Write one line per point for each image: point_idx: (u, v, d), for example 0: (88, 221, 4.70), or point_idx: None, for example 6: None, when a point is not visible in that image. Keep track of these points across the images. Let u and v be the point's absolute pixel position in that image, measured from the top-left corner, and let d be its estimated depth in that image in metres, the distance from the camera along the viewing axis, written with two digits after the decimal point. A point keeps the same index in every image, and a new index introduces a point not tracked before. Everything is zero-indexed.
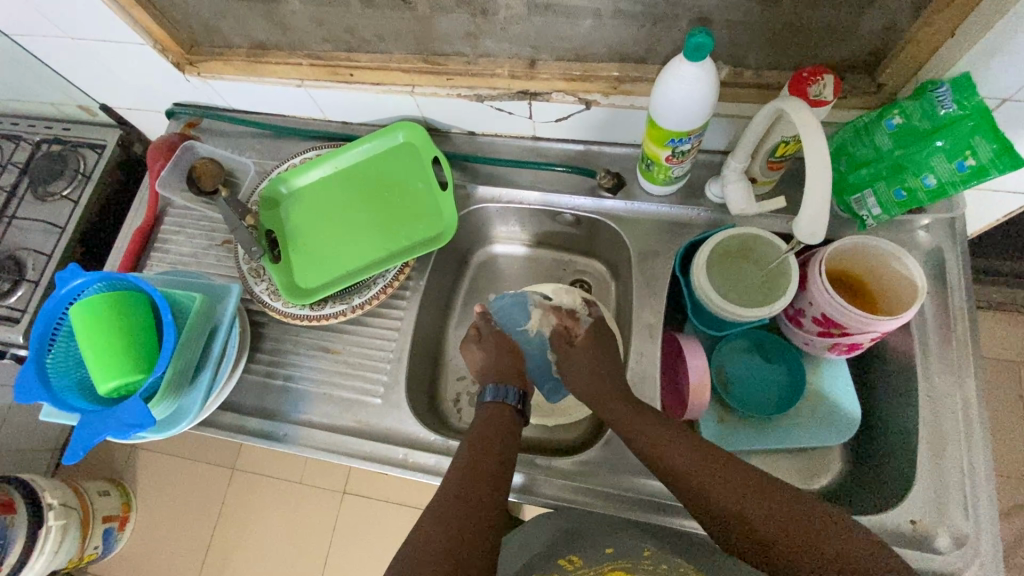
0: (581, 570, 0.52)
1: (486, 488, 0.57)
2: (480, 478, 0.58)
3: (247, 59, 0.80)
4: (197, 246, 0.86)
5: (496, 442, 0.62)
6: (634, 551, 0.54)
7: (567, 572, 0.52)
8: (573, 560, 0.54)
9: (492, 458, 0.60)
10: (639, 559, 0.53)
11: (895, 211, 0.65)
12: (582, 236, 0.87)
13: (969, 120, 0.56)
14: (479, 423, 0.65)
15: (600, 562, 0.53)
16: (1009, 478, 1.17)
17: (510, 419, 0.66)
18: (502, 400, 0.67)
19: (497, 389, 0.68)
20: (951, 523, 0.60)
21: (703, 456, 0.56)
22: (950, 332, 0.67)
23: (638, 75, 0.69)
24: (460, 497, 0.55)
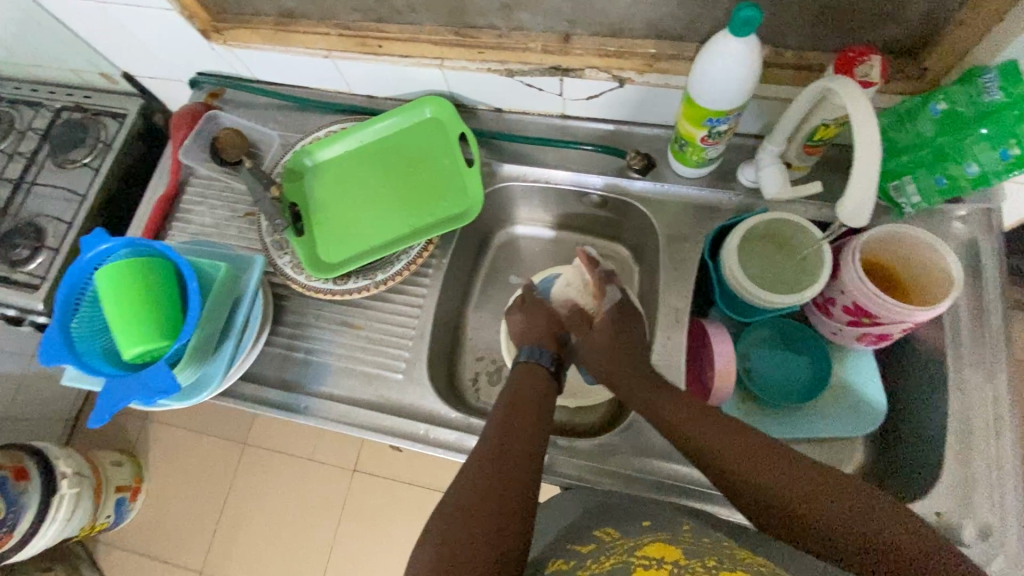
0: (621, 540, 0.49)
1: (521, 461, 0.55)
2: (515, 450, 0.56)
3: (274, 28, 0.79)
4: (219, 217, 0.85)
5: (531, 411, 0.61)
6: (675, 524, 0.51)
7: (606, 542, 0.49)
8: (609, 531, 0.51)
9: (524, 432, 0.58)
10: (679, 531, 0.49)
11: (935, 199, 0.64)
12: (607, 219, 0.86)
13: (1015, 109, 0.54)
14: (509, 391, 0.65)
15: (640, 534, 0.49)
16: None
17: (541, 387, 0.66)
18: (539, 363, 0.68)
19: (537, 350, 0.69)
20: (977, 516, 0.59)
21: (728, 428, 0.56)
22: (983, 326, 0.66)
23: (674, 53, 0.67)
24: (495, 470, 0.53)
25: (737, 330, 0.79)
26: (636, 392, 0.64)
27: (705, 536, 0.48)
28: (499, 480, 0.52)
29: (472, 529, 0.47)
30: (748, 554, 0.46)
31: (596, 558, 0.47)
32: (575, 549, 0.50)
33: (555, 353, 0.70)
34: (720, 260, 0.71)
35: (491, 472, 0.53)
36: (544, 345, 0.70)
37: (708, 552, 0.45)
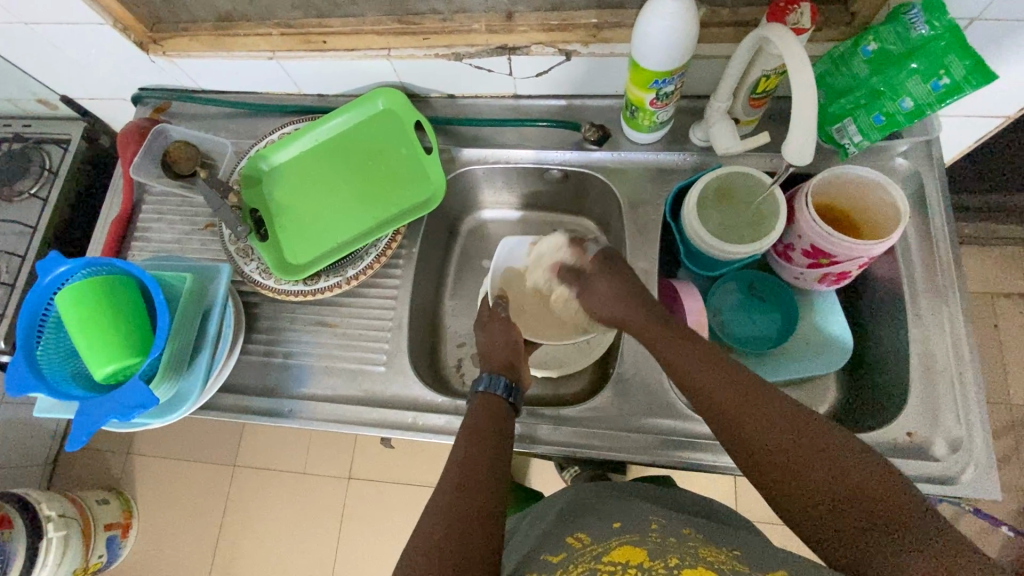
0: (591, 546, 0.49)
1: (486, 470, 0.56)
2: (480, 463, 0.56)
3: (213, 33, 0.78)
4: (179, 231, 0.84)
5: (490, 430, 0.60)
6: (643, 524, 0.52)
7: (576, 550, 0.50)
8: (580, 537, 0.52)
9: (490, 442, 0.59)
10: (646, 532, 0.50)
11: (875, 136, 0.66)
12: (570, 193, 0.88)
13: (941, 40, 0.57)
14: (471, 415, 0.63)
15: (609, 538, 0.51)
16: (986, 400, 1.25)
17: (501, 413, 0.63)
18: (494, 393, 0.65)
19: (490, 380, 0.66)
20: (945, 430, 0.62)
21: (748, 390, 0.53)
22: (933, 253, 0.69)
23: (616, 21, 0.69)
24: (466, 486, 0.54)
25: (707, 286, 0.81)
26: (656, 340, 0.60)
27: (670, 537, 0.50)
28: (471, 488, 0.54)
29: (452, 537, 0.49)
30: (711, 551, 0.47)
31: (565, 568, 0.48)
32: (547, 560, 0.50)
33: (509, 379, 0.67)
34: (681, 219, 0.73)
35: (461, 483, 0.54)
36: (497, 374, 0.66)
37: (671, 551, 0.47)
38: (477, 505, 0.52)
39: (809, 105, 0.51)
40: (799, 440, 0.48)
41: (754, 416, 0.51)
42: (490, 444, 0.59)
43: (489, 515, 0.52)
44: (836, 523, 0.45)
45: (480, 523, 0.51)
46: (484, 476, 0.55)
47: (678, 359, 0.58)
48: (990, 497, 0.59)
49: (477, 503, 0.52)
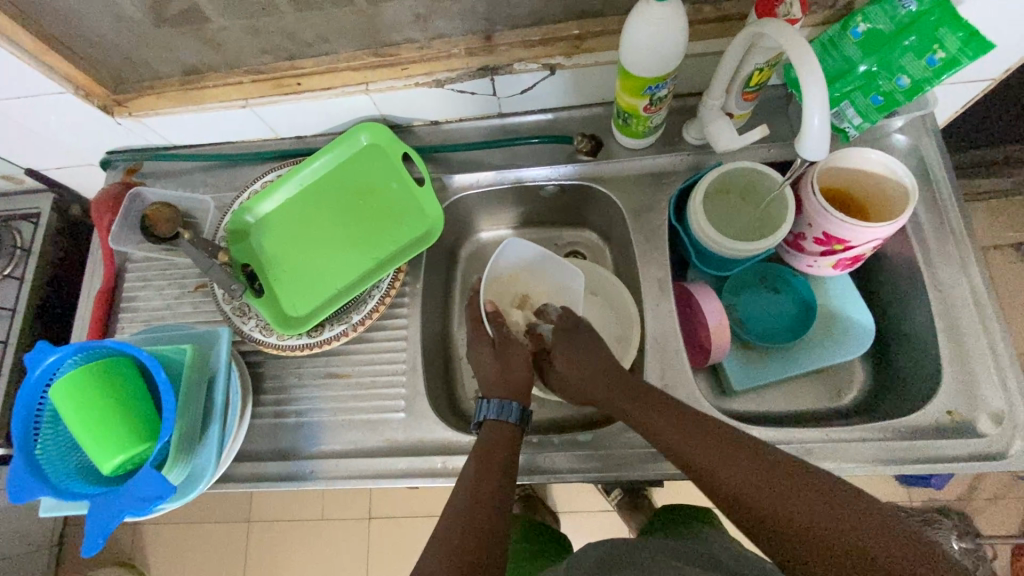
0: None
1: (494, 486, 0.58)
2: (487, 485, 0.58)
3: (181, 87, 0.74)
4: (169, 297, 0.80)
5: (502, 456, 0.61)
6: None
7: None
8: None
9: (501, 457, 0.61)
10: None
11: (876, 117, 0.65)
12: (568, 206, 0.86)
13: (931, 14, 0.57)
14: (481, 445, 0.63)
15: None
16: None
17: (513, 436, 0.64)
18: (506, 419, 0.65)
19: (496, 405, 0.66)
20: (985, 405, 0.61)
21: (712, 434, 0.55)
22: (945, 225, 0.68)
23: (598, 29, 0.67)
24: (472, 503, 0.56)
25: (721, 282, 0.79)
26: (615, 398, 0.64)
27: None
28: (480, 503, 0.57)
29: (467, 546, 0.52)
30: None
31: None
32: None
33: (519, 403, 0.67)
34: (689, 222, 0.71)
35: (474, 496, 0.57)
36: (505, 399, 0.66)
37: None
38: (483, 517, 0.55)
39: (821, 95, 0.49)
40: (767, 478, 0.49)
41: (724, 457, 0.53)
42: (501, 462, 0.61)
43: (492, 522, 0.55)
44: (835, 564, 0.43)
45: (485, 531, 0.54)
46: (490, 495, 0.57)
47: (646, 419, 0.60)
48: None
49: (485, 519, 0.55)
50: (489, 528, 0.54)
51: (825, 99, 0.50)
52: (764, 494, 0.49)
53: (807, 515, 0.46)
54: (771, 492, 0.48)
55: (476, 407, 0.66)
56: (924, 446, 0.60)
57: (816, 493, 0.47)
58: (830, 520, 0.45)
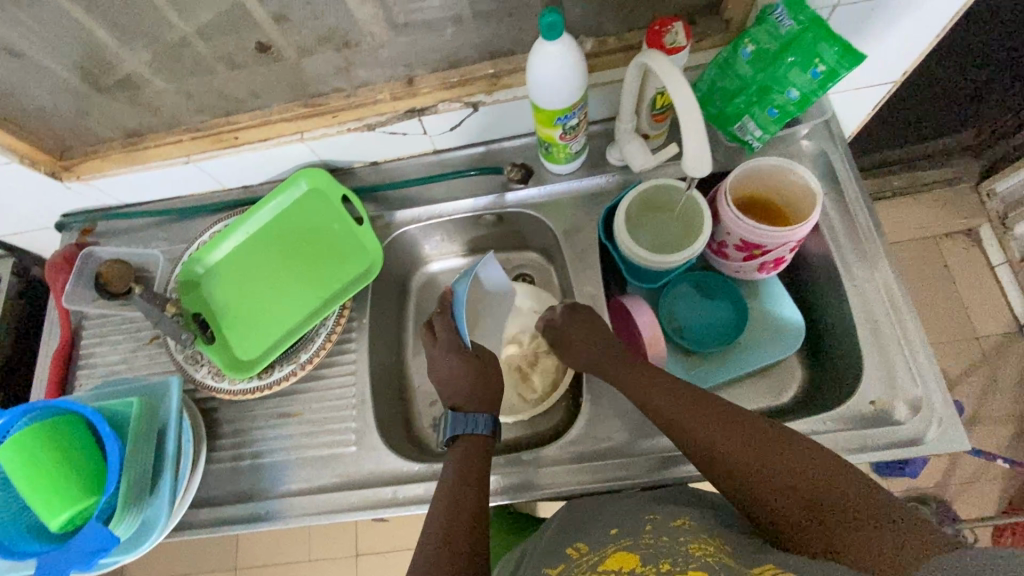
0: (587, 556, 0.52)
1: (474, 498, 0.60)
2: (470, 486, 0.61)
3: (124, 149, 0.78)
4: (125, 350, 0.82)
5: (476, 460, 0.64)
6: (638, 527, 0.54)
7: (574, 561, 0.53)
8: (580, 547, 0.55)
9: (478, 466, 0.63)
10: (640, 534, 0.53)
11: (774, 128, 0.70)
12: (509, 231, 0.89)
13: (809, 32, 0.61)
14: (455, 454, 0.65)
15: (605, 545, 0.53)
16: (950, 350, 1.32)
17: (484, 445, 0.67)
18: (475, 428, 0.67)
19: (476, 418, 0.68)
20: (904, 393, 0.64)
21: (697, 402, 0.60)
22: (855, 224, 0.72)
23: (512, 67, 0.72)
24: (459, 507, 0.59)
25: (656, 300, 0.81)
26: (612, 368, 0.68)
27: (662, 534, 0.52)
28: (459, 511, 0.58)
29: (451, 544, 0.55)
30: (698, 545, 0.50)
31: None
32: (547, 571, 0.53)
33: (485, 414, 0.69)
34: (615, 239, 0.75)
35: (455, 495, 0.60)
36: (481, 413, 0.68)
37: (663, 554, 0.49)
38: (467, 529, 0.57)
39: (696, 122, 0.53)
40: (747, 441, 0.55)
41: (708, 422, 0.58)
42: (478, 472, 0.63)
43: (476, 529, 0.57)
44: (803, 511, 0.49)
45: (471, 541, 0.56)
46: (470, 496, 0.60)
47: (661, 400, 0.62)
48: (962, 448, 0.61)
49: (469, 529, 0.57)
50: (475, 538, 0.56)
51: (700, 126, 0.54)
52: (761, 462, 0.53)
53: (814, 488, 0.50)
54: (784, 467, 0.52)
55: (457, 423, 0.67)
56: (851, 437, 0.63)
57: (820, 464, 0.51)
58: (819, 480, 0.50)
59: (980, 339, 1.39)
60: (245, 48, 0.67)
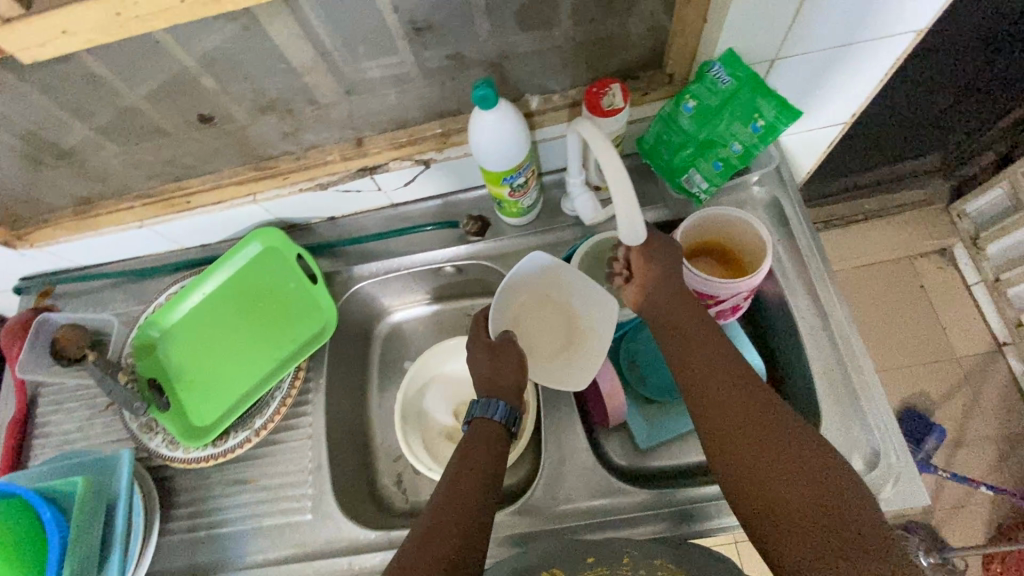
0: None
1: (475, 497, 0.55)
2: (477, 471, 0.57)
3: (76, 217, 0.78)
4: (81, 418, 0.81)
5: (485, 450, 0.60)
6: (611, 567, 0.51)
7: None
8: None
9: (485, 461, 0.58)
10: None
11: (719, 180, 0.71)
12: (471, 281, 0.88)
13: (747, 89, 0.62)
14: (470, 438, 0.62)
15: None
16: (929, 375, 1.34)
17: (497, 440, 0.62)
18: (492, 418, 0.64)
19: (495, 403, 0.64)
20: (860, 446, 0.64)
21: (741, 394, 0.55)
22: (808, 271, 0.72)
23: (459, 126, 0.72)
24: (463, 491, 0.55)
25: (616, 354, 0.83)
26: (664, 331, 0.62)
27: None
28: (450, 507, 0.53)
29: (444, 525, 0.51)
30: None
31: None
32: None
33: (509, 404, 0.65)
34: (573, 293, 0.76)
35: (461, 479, 0.56)
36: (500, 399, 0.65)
37: None
38: (455, 527, 0.51)
39: (624, 189, 0.54)
40: (784, 448, 0.50)
41: (742, 417, 0.53)
42: (483, 466, 0.58)
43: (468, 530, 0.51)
44: (817, 537, 0.45)
45: (459, 542, 0.50)
46: (480, 481, 0.56)
47: (702, 379, 0.57)
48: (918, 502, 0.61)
49: (457, 530, 0.51)
50: (465, 542, 0.50)
51: (629, 193, 0.55)
52: (776, 459, 0.50)
53: (844, 518, 0.45)
54: (815, 487, 0.47)
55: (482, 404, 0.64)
56: None
57: (853, 499, 0.47)
58: (823, 488, 0.47)
59: (959, 361, 1.35)
60: (190, 120, 0.67)
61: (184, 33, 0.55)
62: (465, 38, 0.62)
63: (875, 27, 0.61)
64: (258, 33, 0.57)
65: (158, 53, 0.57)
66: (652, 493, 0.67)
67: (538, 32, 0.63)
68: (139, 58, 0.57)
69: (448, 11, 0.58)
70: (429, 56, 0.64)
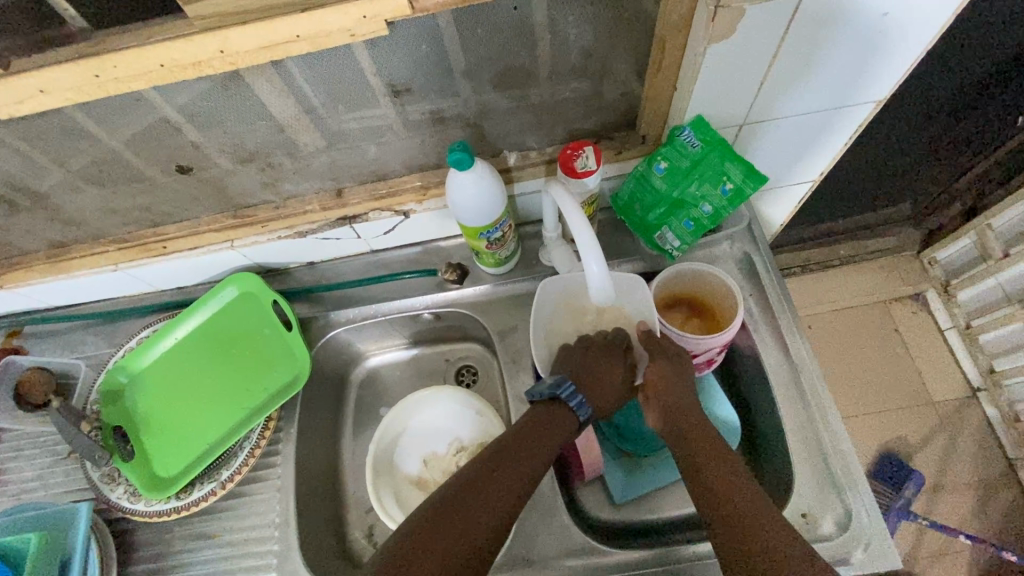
0: None
1: (529, 460, 0.60)
2: (540, 443, 0.61)
3: (48, 260, 0.77)
4: (41, 466, 0.78)
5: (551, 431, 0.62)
6: None
7: None
8: None
9: (529, 462, 0.59)
10: None
11: (691, 238, 0.73)
12: (449, 327, 0.88)
13: (715, 152, 0.65)
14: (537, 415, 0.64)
15: None
16: (905, 419, 1.36)
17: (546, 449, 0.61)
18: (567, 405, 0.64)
19: (577, 395, 0.65)
20: (833, 505, 0.64)
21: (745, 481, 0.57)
22: (780, 327, 0.73)
23: (439, 179, 0.74)
24: (523, 447, 0.60)
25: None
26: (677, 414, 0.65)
27: None
28: (507, 467, 0.59)
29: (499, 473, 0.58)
30: None
31: None
32: None
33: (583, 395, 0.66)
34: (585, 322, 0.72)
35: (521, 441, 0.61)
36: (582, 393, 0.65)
37: None
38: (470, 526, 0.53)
39: (589, 243, 0.55)
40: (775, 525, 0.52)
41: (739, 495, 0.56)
42: (519, 470, 0.59)
43: (482, 533, 0.54)
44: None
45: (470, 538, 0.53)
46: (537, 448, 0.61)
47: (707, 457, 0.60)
48: (890, 565, 0.61)
49: (500, 496, 0.56)
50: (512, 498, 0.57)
51: (597, 247, 0.56)
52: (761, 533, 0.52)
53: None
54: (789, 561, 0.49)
55: (556, 386, 0.64)
56: None
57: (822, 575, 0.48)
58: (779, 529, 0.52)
59: (936, 406, 1.37)
60: (168, 170, 0.68)
61: (164, 92, 0.56)
62: (442, 99, 0.64)
63: (839, 95, 0.64)
64: (237, 92, 0.58)
65: (137, 110, 0.58)
66: (626, 555, 0.66)
67: (514, 95, 0.65)
68: (118, 115, 0.58)
69: (425, 75, 0.60)
70: (409, 115, 0.65)
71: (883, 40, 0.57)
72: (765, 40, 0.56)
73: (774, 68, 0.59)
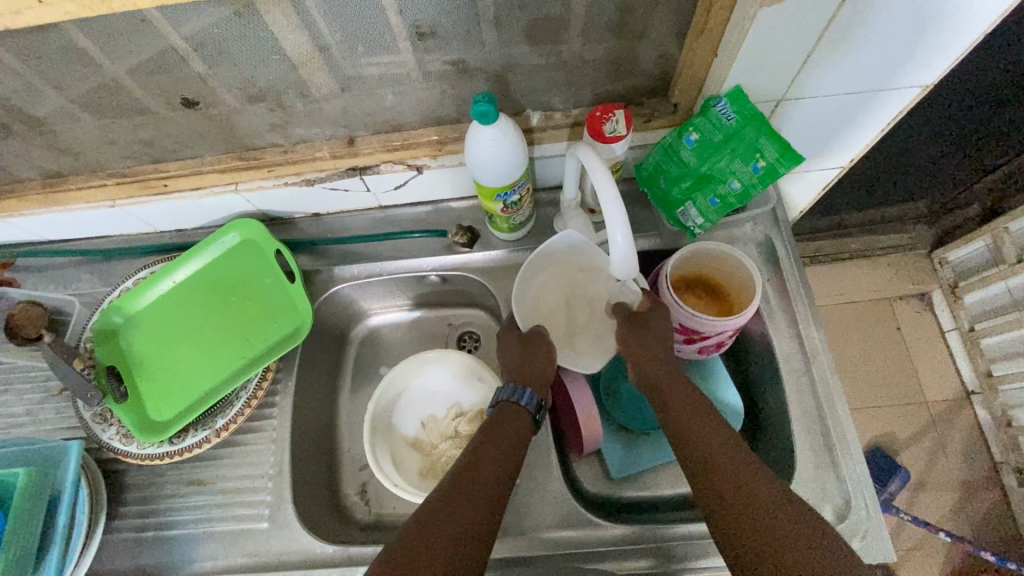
0: None
1: (508, 447, 0.60)
2: (510, 432, 0.62)
3: (43, 191, 0.74)
4: (30, 402, 0.77)
5: (513, 422, 0.63)
6: None
7: None
8: None
9: (511, 449, 0.60)
10: None
11: (715, 217, 0.70)
12: (455, 291, 0.86)
13: (750, 126, 0.62)
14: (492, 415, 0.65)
15: None
16: (897, 416, 1.37)
17: (522, 424, 0.63)
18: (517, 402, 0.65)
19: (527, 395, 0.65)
20: (832, 496, 0.64)
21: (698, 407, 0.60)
22: (795, 314, 0.72)
23: (457, 135, 0.70)
24: (500, 435, 0.61)
25: (598, 390, 0.82)
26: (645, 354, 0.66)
27: None
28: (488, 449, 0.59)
29: (483, 457, 0.58)
30: None
31: None
32: None
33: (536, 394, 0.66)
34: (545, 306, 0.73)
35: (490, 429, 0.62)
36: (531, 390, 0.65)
37: None
38: (466, 507, 0.53)
39: (617, 215, 0.53)
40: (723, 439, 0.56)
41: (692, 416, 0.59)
42: (506, 455, 0.59)
43: (478, 518, 0.53)
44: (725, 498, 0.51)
45: (468, 523, 0.52)
46: (511, 434, 0.61)
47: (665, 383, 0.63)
48: (883, 558, 0.61)
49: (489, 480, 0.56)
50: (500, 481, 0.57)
51: (625, 221, 0.53)
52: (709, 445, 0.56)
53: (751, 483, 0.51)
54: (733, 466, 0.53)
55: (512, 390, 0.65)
56: None
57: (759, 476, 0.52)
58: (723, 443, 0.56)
59: (929, 406, 1.37)
60: (172, 103, 0.64)
61: (171, 15, 0.52)
62: (468, 47, 0.60)
63: (884, 77, 0.61)
64: (249, 22, 0.53)
65: (140, 33, 0.54)
66: (621, 530, 0.66)
67: (545, 49, 0.61)
68: (120, 38, 0.54)
69: (453, 19, 0.56)
70: (431, 61, 0.61)
71: (940, 20, 0.53)
72: (817, 11, 0.52)
73: (823, 42, 0.56)
